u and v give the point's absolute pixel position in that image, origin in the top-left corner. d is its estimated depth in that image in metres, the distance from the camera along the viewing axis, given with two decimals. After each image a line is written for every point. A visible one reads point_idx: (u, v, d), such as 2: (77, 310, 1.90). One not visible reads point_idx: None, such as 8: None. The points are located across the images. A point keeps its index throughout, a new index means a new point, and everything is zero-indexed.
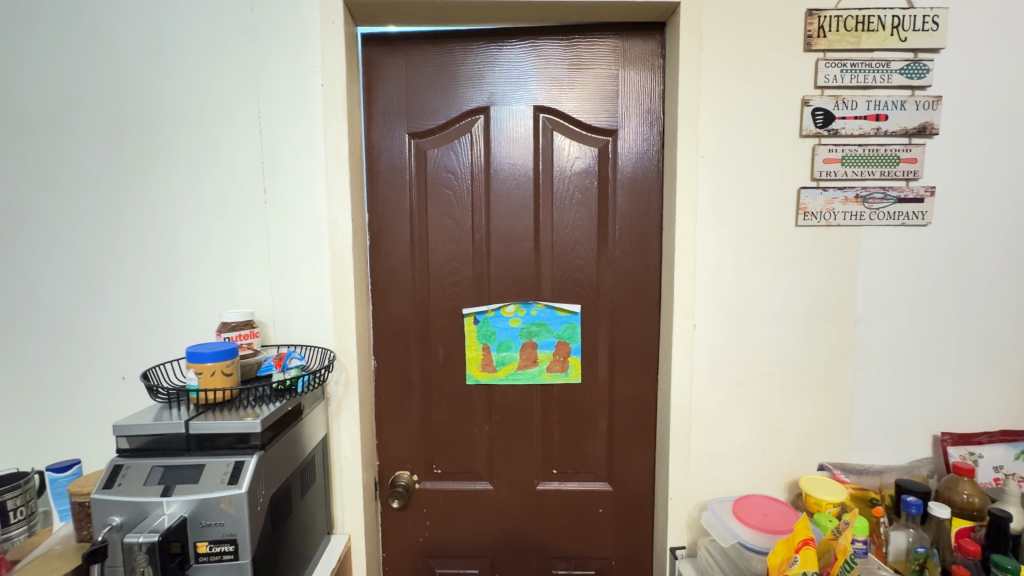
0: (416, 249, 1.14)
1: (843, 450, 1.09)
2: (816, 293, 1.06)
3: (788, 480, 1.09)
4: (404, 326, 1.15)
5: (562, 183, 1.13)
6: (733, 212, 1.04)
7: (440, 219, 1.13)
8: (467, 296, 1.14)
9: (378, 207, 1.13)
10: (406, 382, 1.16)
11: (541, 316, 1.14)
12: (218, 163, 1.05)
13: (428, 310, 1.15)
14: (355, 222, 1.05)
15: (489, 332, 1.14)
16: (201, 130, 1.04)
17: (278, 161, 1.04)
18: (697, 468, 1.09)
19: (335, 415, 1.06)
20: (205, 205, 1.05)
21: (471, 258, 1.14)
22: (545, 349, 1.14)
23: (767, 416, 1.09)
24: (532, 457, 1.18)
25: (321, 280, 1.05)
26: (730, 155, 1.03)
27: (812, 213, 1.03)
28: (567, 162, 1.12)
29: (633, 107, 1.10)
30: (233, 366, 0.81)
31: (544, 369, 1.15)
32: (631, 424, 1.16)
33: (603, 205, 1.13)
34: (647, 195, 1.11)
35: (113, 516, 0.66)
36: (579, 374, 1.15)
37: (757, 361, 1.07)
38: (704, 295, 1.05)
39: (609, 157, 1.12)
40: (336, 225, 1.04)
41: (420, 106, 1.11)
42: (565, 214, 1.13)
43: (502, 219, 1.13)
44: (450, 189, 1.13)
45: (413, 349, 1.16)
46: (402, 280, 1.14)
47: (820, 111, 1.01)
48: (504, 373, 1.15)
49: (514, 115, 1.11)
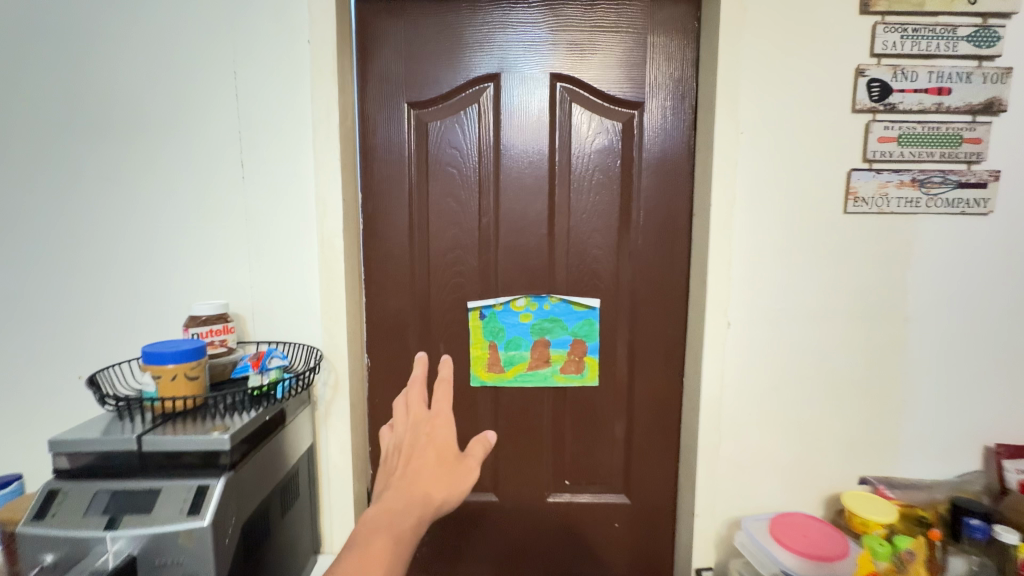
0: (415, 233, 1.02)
1: (887, 462, 0.99)
2: (862, 288, 0.95)
3: (826, 495, 0.99)
4: (401, 322, 1.03)
5: (581, 163, 1.00)
6: (774, 196, 0.92)
7: (442, 202, 1.01)
8: (473, 287, 1.02)
9: (372, 187, 1.00)
10: (402, 382, 1.04)
11: (555, 311, 1.02)
12: (187, 132, 0.91)
13: (428, 303, 1.03)
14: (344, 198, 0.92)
15: (496, 329, 1.02)
16: (168, 93, 0.90)
17: (257, 133, 0.91)
18: (726, 482, 0.98)
19: (323, 420, 0.94)
20: (172, 180, 0.92)
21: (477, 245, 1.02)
22: (558, 348, 1.03)
23: (804, 423, 0.98)
24: (542, 466, 1.06)
25: (308, 269, 0.92)
26: (772, 131, 0.91)
27: (862, 199, 0.92)
28: (586, 139, 1.00)
29: (662, 77, 0.98)
30: (199, 369, 0.68)
31: (557, 370, 1.03)
32: (651, 431, 1.05)
33: (627, 189, 1.00)
34: (676, 176, 0.99)
35: (46, 554, 0.54)
36: (596, 376, 1.04)
37: (796, 364, 0.97)
38: (741, 290, 0.94)
39: (634, 134, 0.99)
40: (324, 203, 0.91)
41: (420, 72, 0.98)
42: (583, 198, 1.01)
43: (514, 201, 1.01)
44: (454, 167, 1.00)
45: (411, 346, 1.04)
46: (399, 270, 1.02)
47: (876, 83, 0.89)
48: (512, 374, 1.03)
49: (527, 83, 0.99)
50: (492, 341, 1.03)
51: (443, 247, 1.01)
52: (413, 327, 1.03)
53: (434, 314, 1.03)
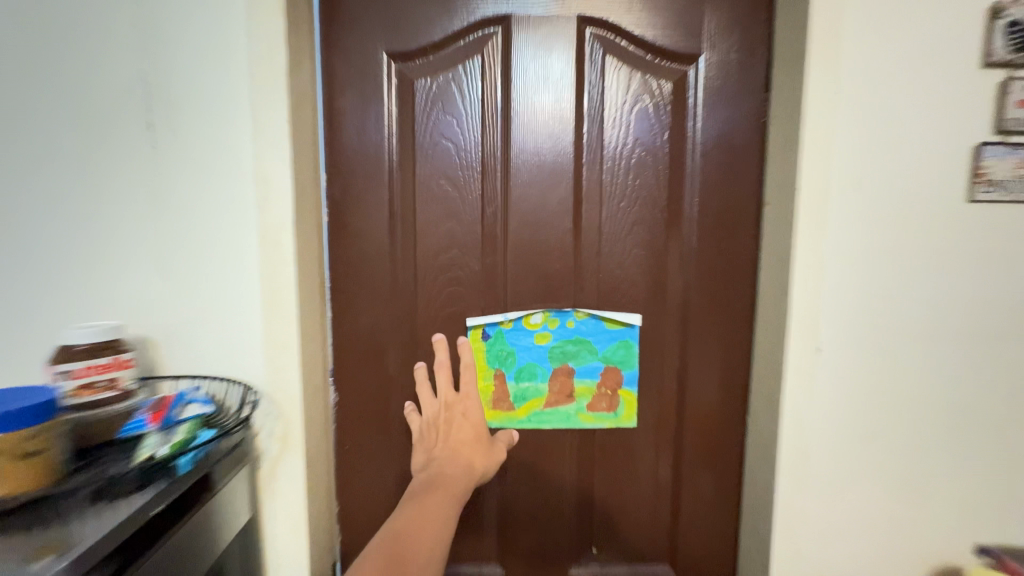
0: (397, 227, 0.77)
1: (1014, 528, 0.76)
2: (989, 301, 0.72)
3: (933, 569, 0.76)
4: (379, 344, 0.78)
5: (616, 135, 0.76)
6: (876, 179, 0.69)
7: (433, 186, 0.76)
8: (474, 299, 0.78)
9: (340, 167, 0.75)
10: (381, 423, 0.80)
11: (581, 331, 0.78)
12: (71, 82, 0.64)
13: (414, 319, 0.78)
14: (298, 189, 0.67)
15: (504, 354, 0.78)
16: (40, 26, 0.63)
17: (172, 85, 0.64)
18: (808, 556, 0.74)
19: (266, 487, 0.68)
20: (47, 151, 0.65)
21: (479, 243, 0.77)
22: (585, 378, 0.79)
23: (907, 477, 0.75)
24: (564, 529, 0.82)
25: (245, 276, 0.66)
26: (877, 91, 0.68)
27: (995, 183, 0.69)
28: (624, 104, 0.76)
29: (725, 22, 0.74)
30: (41, 436, 0.47)
31: (583, 408, 0.79)
32: (703, 483, 0.82)
33: (677, 171, 0.77)
34: (740, 155, 0.76)
35: None
36: (634, 415, 0.80)
37: (898, 401, 0.73)
38: (831, 304, 0.70)
39: (687, 98, 0.76)
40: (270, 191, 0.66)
41: (403, 12, 0.74)
42: (620, 182, 0.77)
43: (529, 186, 0.76)
44: (450, 139, 0.76)
45: (392, 376, 0.79)
46: (376, 276, 0.77)
47: (1020, 25, 0.66)
48: (525, 412, 0.79)
49: (547, 29, 0.75)
50: (498, 370, 0.78)
51: (435, 245, 0.77)
52: (395, 351, 0.79)
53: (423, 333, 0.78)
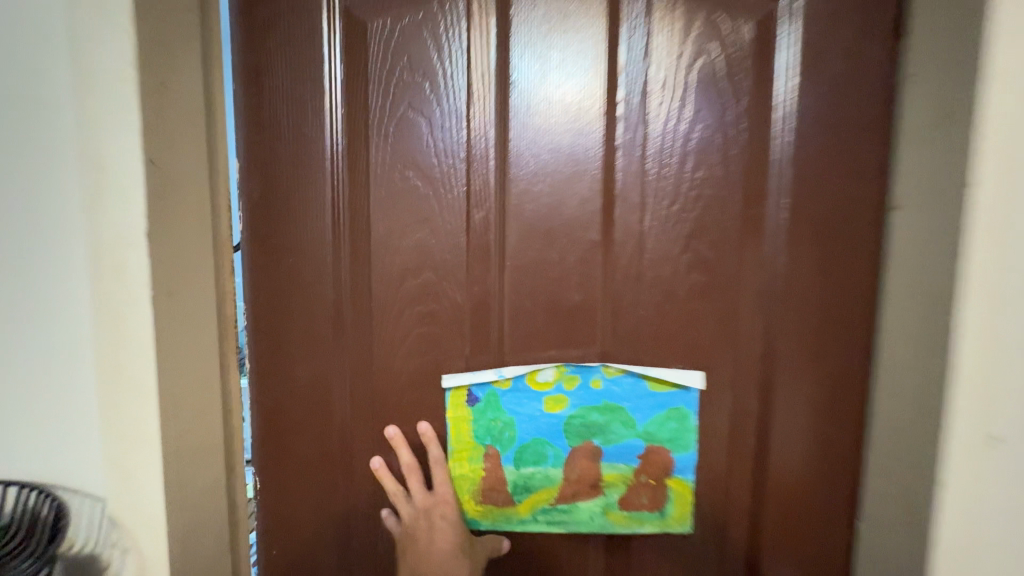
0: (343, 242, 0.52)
1: None
2: None
3: None
4: (318, 410, 0.54)
5: (668, 107, 0.51)
6: None
7: (396, 182, 0.52)
8: (457, 347, 0.53)
9: (261, 157, 0.52)
10: (322, 522, 0.56)
11: (613, 395, 0.53)
12: None
13: (369, 375, 0.54)
14: (159, 209, 0.43)
15: (499, 427, 0.53)
16: None
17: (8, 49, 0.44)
18: None
19: None
20: None
21: (462, 266, 0.52)
22: (617, 463, 0.54)
23: None
24: None
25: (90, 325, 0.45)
26: None
27: None
28: (680, 60, 0.51)
29: None
30: None
31: (614, 505, 0.55)
32: None
33: (757, 159, 0.51)
34: (854, 135, 0.50)
35: None
36: (688, 516, 0.55)
37: None
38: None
39: (773, 49, 0.50)
40: (116, 228, 0.42)
41: None
42: (671, 177, 0.52)
43: (536, 184, 0.52)
44: (419, 114, 0.51)
45: (337, 456, 0.55)
46: (313, 313, 0.53)
47: None
48: (530, 509, 0.55)
49: None
50: (491, 450, 0.54)
51: (398, 268, 0.52)
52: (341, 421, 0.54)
53: (381, 396, 0.54)
